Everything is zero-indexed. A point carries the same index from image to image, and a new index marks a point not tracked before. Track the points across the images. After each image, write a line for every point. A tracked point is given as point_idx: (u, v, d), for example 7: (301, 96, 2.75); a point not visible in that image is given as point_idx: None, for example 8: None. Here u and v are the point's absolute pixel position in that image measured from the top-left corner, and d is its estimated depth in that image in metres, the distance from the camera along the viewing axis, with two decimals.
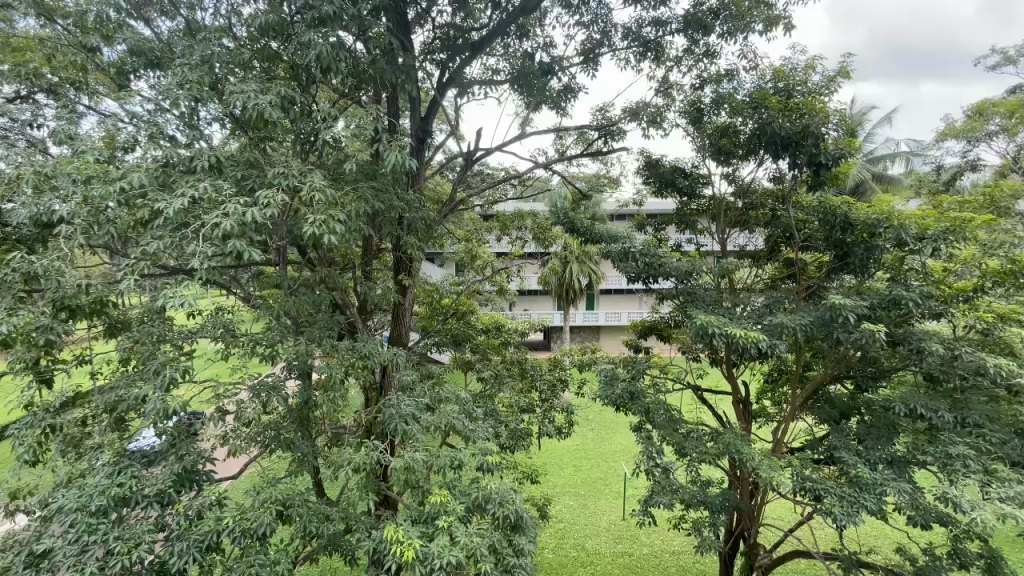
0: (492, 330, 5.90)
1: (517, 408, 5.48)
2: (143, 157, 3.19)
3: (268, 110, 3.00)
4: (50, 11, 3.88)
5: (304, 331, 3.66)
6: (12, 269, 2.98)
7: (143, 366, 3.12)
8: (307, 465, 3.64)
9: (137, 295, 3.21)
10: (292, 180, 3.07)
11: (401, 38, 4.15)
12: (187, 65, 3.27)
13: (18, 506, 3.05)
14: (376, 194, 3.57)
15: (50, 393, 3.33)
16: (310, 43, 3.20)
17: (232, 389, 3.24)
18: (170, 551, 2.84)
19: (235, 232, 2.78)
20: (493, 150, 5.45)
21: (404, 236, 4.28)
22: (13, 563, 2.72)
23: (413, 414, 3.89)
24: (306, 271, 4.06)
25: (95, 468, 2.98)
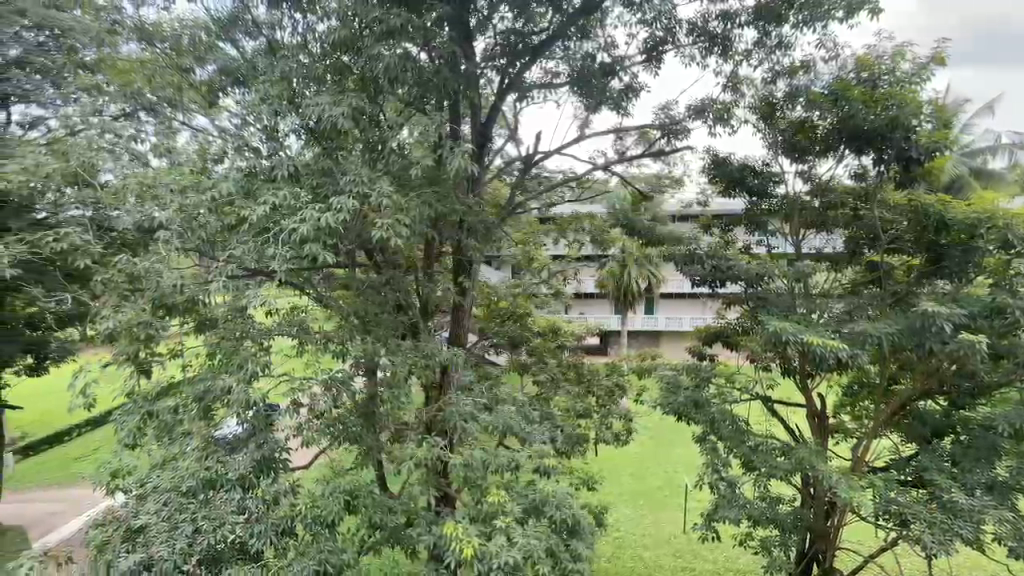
0: (549, 333, 5.86)
1: (573, 413, 5.38)
2: (231, 168, 3.48)
3: (340, 122, 3.28)
4: (151, 35, 4.16)
5: (371, 330, 3.85)
6: (119, 271, 3.35)
7: (227, 361, 3.37)
8: (373, 460, 3.81)
9: (224, 295, 3.48)
10: (363, 187, 3.21)
11: (465, 46, 4.22)
12: (270, 81, 3.60)
13: (122, 487, 3.37)
14: (440, 198, 3.70)
15: (148, 382, 3.65)
16: (379, 56, 3.39)
17: (304, 384, 3.33)
18: (251, 532, 3.15)
19: (311, 236, 3.02)
20: (552, 153, 5.44)
21: (465, 239, 4.38)
22: (114, 536, 3.09)
23: (472, 413, 3.99)
24: (373, 273, 4.25)
25: (186, 452, 3.27)
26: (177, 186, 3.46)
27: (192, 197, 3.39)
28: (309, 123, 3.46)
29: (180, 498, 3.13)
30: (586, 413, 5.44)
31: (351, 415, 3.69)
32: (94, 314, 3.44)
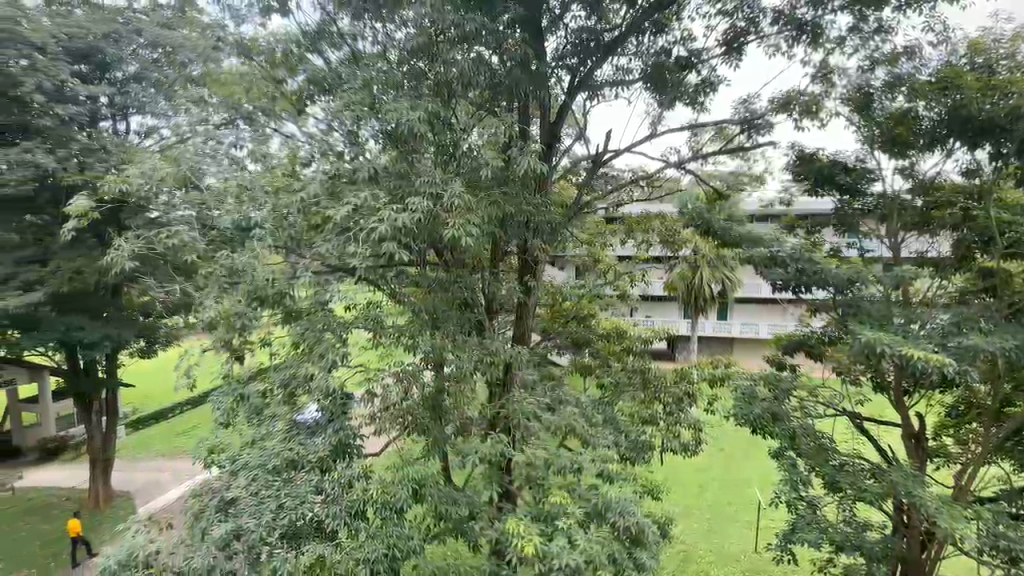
0: (613, 336, 5.70)
1: (639, 419, 5.24)
2: (317, 170, 3.73)
3: (417, 125, 3.38)
4: (249, 49, 4.40)
5: (440, 326, 4.01)
6: (220, 265, 3.69)
7: (309, 351, 3.63)
8: (440, 452, 3.92)
9: (309, 290, 3.74)
10: (437, 188, 3.35)
11: (538, 48, 4.25)
12: (352, 89, 3.76)
13: (217, 462, 3.70)
14: (509, 198, 3.77)
15: (241, 367, 3.99)
16: (455, 61, 3.51)
17: (378, 372, 3.64)
18: (329, 512, 3.30)
19: (389, 235, 3.19)
20: (623, 151, 5.33)
21: (532, 239, 4.40)
22: (210, 505, 3.40)
23: (535, 412, 4.04)
24: (443, 271, 4.38)
25: (273, 433, 3.54)
26: (271, 188, 3.76)
27: (283, 199, 3.67)
28: (387, 127, 3.60)
29: (266, 474, 3.40)
30: (652, 420, 5.28)
31: (421, 408, 3.79)
32: (199, 303, 3.81)
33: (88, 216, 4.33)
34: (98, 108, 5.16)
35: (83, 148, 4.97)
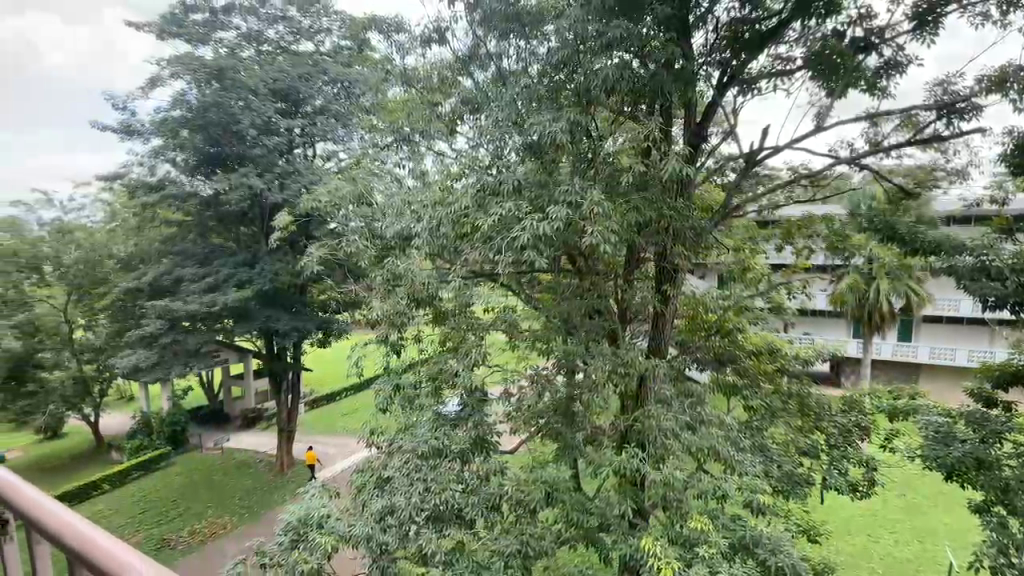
0: (764, 352, 5.06)
1: (795, 448, 4.64)
2: (467, 183, 4.03)
3: (559, 134, 3.45)
4: (412, 79, 4.92)
5: (575, 332, 4.09)
6: (386, 269, 4.20)
7: (456, 348, 4.00)
8: (572, 456, 3.95)
9: (455, 294, 4.05)
10: (575, 197, 3.39)
11: (685, 46, 4.05)
12: (500, 106, 4.02)
13: (376, 441, 4.15)
14: (648, 205, 3.61)
15: (398, 360, 4.44)
16: (598, 69, 3.55)
17: (514, 375, 3.93)
18: (468, 502, 3.53)
19: (530, 243, 3.32)
20: (782, 148, 4.85)
21: (672, 246, 4.14)
22: (371, 479, 3.85)
23: (673, 431, 3.84)
24: (577, 279, 4.43)
25: (422, 423, 3.90)
26: (429, 202, 4.19)
27: (440, 212, 4.04)
28: (532, 139, 3.75)
29: (417, 460, 3.67)
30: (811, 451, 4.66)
31: (552, 412, 3.92)
32: (368, 302, 4.38)
33: (286, 226, 5.20)
34: (293, 139, 6.93)
35: (282, 171, 6.78)
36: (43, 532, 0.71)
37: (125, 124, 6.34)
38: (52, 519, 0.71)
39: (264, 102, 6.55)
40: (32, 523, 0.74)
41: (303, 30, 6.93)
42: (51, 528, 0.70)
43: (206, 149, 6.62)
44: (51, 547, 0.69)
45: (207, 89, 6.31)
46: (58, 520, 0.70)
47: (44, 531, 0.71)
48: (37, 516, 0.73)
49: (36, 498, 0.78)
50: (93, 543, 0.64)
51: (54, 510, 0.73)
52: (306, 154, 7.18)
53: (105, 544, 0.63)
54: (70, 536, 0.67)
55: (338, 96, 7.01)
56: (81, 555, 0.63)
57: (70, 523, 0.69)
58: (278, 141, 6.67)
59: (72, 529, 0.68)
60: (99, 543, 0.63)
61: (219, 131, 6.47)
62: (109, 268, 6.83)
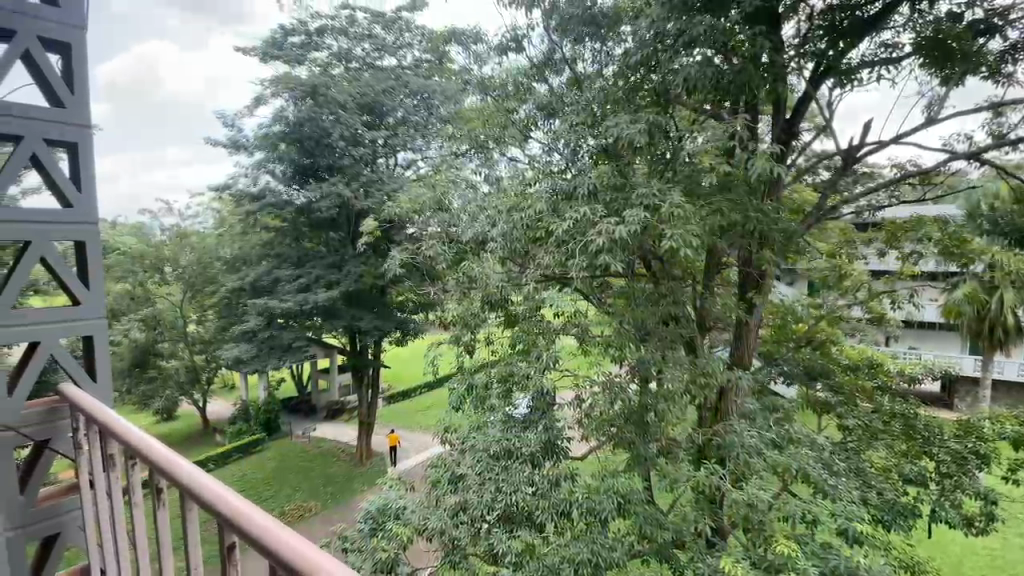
0: (863, 368, 4.75)
1: (898, 475, 4.19)
2: (543, 189, 4.05)
3: (637, 137, 3.36)
4: (487, 87, 5.02)
5: (650, 339, 3.97)
6: (463, 273, 4.32)
7: (528, 351, 4.04)
8: (643, 468, 3.82)
9: (527, 297, 4.08)
10: (654, 199, 3.31)
11: (774, 39, 3.82)
12: (576, 109, 4.02)
13: (448, 440, 4.24)
14: (733, 206, 3.46)
15: (469, 361, 4.54)
16: (680, 68, 3.46)
17: (586, 380, 3.89)
18: (540, 505, 3.54)
19: (606, 248, 3.27)
20: (885, 143, 4.41)
21: (759, 250, 4.03)
22: (444, 476, 3.96)
23: (757, 448, 3.64)
24: (652, 285, 4.33)
25: (493, 423, 3.96)
26: (504, 207, 4.27)
27: (514, 216, 4.10)
28: (607, 141, 3.69)
29: (489, 459, 3.80)
30: (917, 479, 4.20)
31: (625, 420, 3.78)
32: (444, 304, 4.52)
33: (370, 231, 5.52)
34: (376, 149, 7.39)
35: (367, 180, 7.30)
36: (195, 499, 0.81)
37: (234, 141, 6.75)
38: (202, 490, 0.80)
39: (351, 116, 7.06)
40: (187, 490, 0.83)
41: (387, 46, 7.40)
42: (203, 497, 0.79)
43: (301, 161, 7.32)
44: (203, 512, 0.78)
45: (303, 105, 6.88)
46: (207, 491, 0.79)
47: (197, 498, 0.80)
48: (191, 486, 0.82)
49: (184, 468, 0.87)
50: (244, 514, 0.72)
51: (203, 479, 0.82)
52: (388, 164, 7.63)
53: (255, 519, 0.71)
54: (221, 503, 0.76)
55: (417, 108, 7.45)
56: (233, 522, 0.72)
57: (220, 489, 0.78)
58: (363, 152, 7.16)
59: (221, 497, 0.77)
60: (251, 517, 0.71)
61: (312, 144, 7.04)
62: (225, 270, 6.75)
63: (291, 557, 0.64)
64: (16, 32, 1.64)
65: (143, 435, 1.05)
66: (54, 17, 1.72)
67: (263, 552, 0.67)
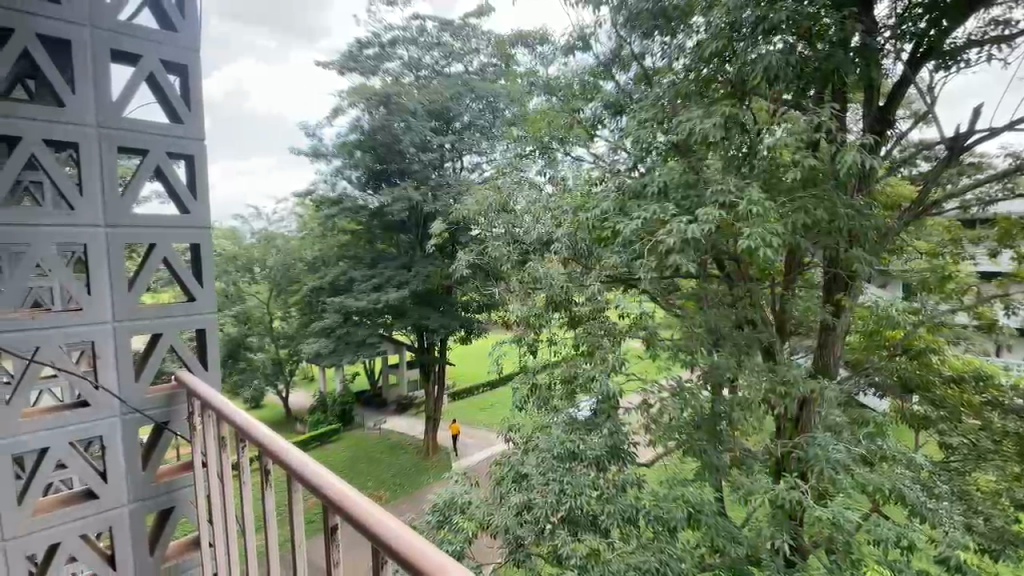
0: (969, 380, 4.14)
1: (1014, 503, 3.72)
2: (611, 188, 3.94)
3: (712, 132, 3.22)
4: (553, 87, 5.00)
5: (722, 344, 3.78)
6: (527, 273, 4.32)
7: (592, 353, 3.98)
8: (713, 476, 3.70)
9: (591, 298, 4.04)
10: (731, 196, 3.16)
11: (867, 21, 3.52)
12: (645, 106, 3.93)
13: (512, 438, 4.28)
14: (819, 203, 3.22)
15: (532, 361, 4.55)
16: (757, 58, 3.25)
17: (653, 384, 3.79)
18: (605, 510, 3.47)
19: (677, 247, 3.14)
20: (996, 131, 3.94)
21: (848, 250, 3.70)
22: (508, 474, 3.99)
23: (844, 464, 3.37)
24: (725, 287, 4.16)
25: (557, 424, 3.93)
26: (570, 207, 4.25)
27: (580, 216, 4.06)
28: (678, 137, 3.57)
29: (553, 460, 3.74)
30: None
31: (695, 428, 3.62)
32: (508, 304, 4.57)
33: (438, 233, 5.71)
34: (444, 154, 7.62)
35: (435, 184, 7.51)
36: (301, 483, 0.88)
37: (315, 150, 7.69)
38: (307, 474, 0.86)
39: (421, 122, 7.32)
40: (294, 474, 0.90)
41: (455, 53, 7.61)
42: (309, 480, 0.85)
43: (374, 167, 7.56)
44: (311, 495, 0.84)
45: (377, 114, 7.24)
46: (312, 476, 0.85)
47: (303, 481, 0.87)
48: (297, 470, 0.89)
49: (291, 453, 0.94)
50: (347, 499, 0.78)
51: (307, 463, 0.89)
52: (454, 167, 7.85)
53: (357, 505, 0.76)
54: (326, 488, 0.81)
55: (483, 112, 7.59)
56: (338, 505, 0.78)
57: (323, 473, 0.84)
58: (432, 157, 7.39)
59: (326, 483, 0.83)
60: (355, 501, 0.77)
61: (385, 151, 7.38)
62: (299, 270, 8.19)
63: (397, 544, 0.68)
64: (140, 56, 1.52)
65: (250, 423, 1.14)
66: (188, 42, 1.63)
67: (368, 534, 0.72)
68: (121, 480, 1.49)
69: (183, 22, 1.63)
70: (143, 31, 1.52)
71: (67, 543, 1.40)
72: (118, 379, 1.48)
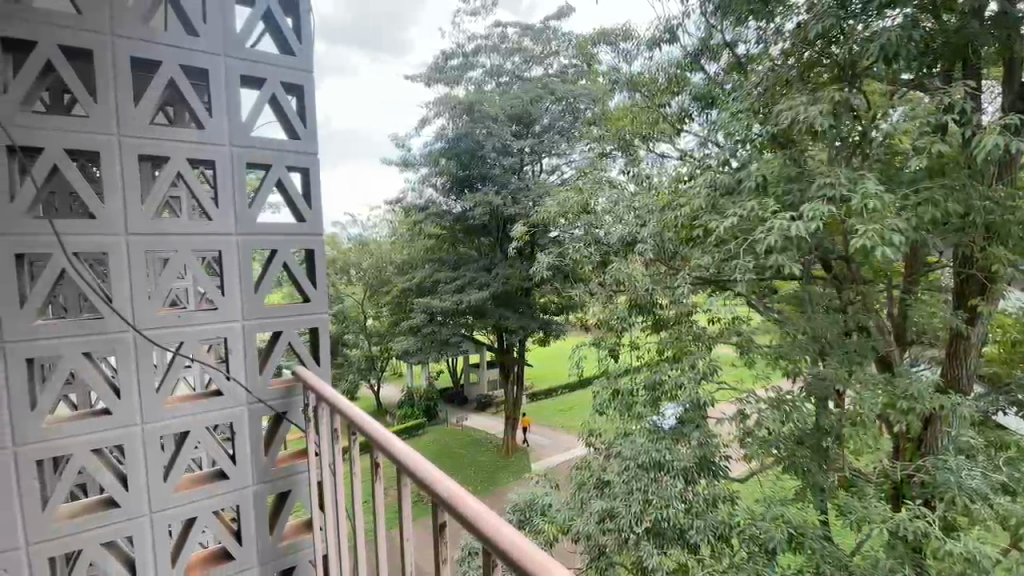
0: None
1: None
2: (701, 183, 3.68)
3: (820, 120, 2.92)
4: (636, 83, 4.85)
5: (826, 356, 3.43)
6: (610, 276, 4.18)
7: (679, 358, 3.84)
8: (817, 498, 3.41)
9: (677, 301, 3.87)
10: (841, 190, 2.86)
11: None
12: (742, 96, 3.68)
13: (593, 443, 4.20)
14: (949, 195, 2.85)
15: (614, 365, 4.44)
16: (873, 35, 2.94)
17: (747, 392, 3.58)
18: (694, 524, 3.31)
19: (778, 246, 2.92)
20: None
21: (985, 248, 3.22)
22: (589, 480, 3.90)
23: (981, 493, 2.94)
24: (831, 289, 3.81)
25: (639, 431, 3.78)
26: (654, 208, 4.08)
27: (666, 216, 3.90)
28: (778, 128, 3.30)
29: (637, 469, 3.59)
30: None
31: (795, 444, 3.35)
32: (591, 306, 4.51)
33: (520, 236, 5.79)
34: (524, 157, 7.71)
35: (516, 188, 7.57)
36: (414, 478, 0.91)
37: (405, 159, 8.18)
38: (421, 471, 0.89)
39: (502, 128, 7.47)
40: (406, 468, 0.93)
41: (535, 57, 7.68)
42: (422, 477, 0.88)
43: (458, 173, 7.80)
44: (423, 491, 0.87)
45: (460, 122, 7.51)
46: (423, 472, 0.88)
47: (415, 476, 0.90)
48: (411, 465, 0.92)
49: (402, 447, 0.98)
50: (456, 496, 0.79)
51: (420, 460, 0.92)
52: (534, 170, 7.91)
53: (466, 504, 0.77)
54: (436, 484, 0.84)
55: (562, 113, 7.58)
56: (451, 506, 0.79)
57: (435, 472, 0.87)
58: (513, 161, 7.50)
59: (436, 479, 0.85)
60: (467, 501, 0.77)
61: (468, 158, 7.62)
62: (390, 272, 8.71)
63: (513, 548, 0.67)
64: (265, 79, 1.65)
65: (363, 416, 1.20)
66: (298, 64, 1.71)
67: (481, 536, 0.72)
68: (247, 465, 1.62)
69: (300, 45, 1.73)
70: (264, 56, 1.64)
71: (202, 519, 1.53)
72: (246, 371, 1.62)
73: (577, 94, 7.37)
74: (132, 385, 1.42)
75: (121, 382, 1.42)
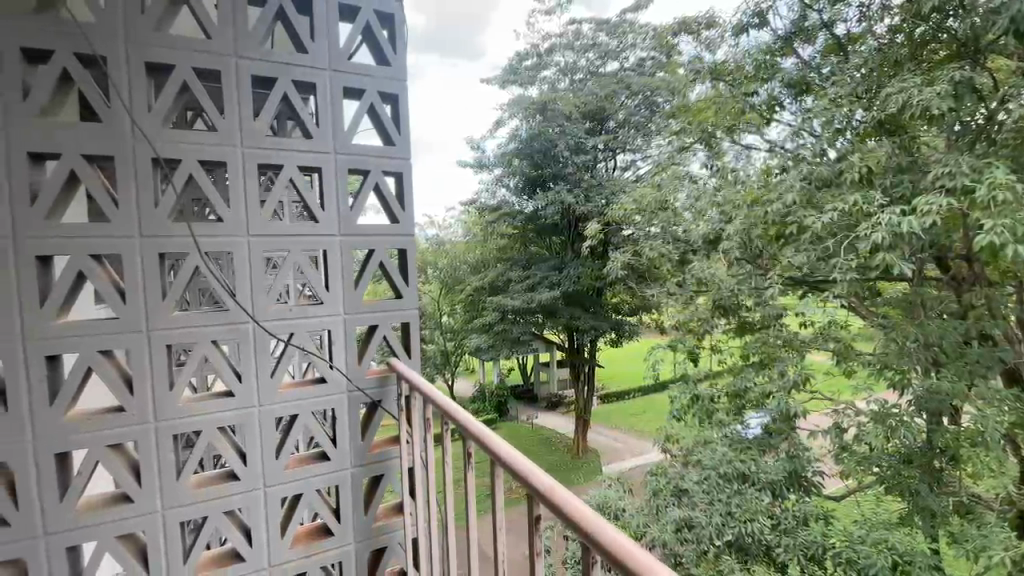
0: None
1: None
2: (792, 174, 3.32)
3: (936, 104, 2.64)
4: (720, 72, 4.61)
5: (942, 364, 3.05)
6: (691, 275, 4.00)
7: (766, 363, 3.65)
8: (927, 524, 3.09)
9: (765, 302, 3.65)
10: (963, 181, 2.58)
11: None
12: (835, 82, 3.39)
13: (670, 449, 4.07)
14: None
15: (693, 369, 4.26)
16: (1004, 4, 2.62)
17: (843, 402, 3.41)
18: (782, 542, 3.17)
19: (884, 244, 2.67)
20: None
21: None
22: (665, 487, 3.77)
23: None
24: (947, 291, 3.41)
25: (721, 442, 3.70)
26: (738, 203, 3.84)
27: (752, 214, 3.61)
28: (886, 112, 2.96)
29: (718, 479, 3.51)
30: None
31: (897, 461, 3.12)
32: (669, 306, 4.37)
33: (594, 234, 5.71)
34: (598, 154, 7.61)
35: (589, 186, 7.50)
36: (508, 470, 0.93)
37: (479, 159, 8.37)
38: (515, 463, 0.91)
39: (577, 126, 7.46)
40: (500, 459, 0.96)
41: (610, 52, 7.51)
42: (517, 469, 0.90)
43: (530, 173, 7.85)
44: (517, 483, 0.89)
45: (533, 121, 7.56)
46: (518, 465, 0.90)
47: (509, 468, 0.92)
48: (505, 457, 0.94)
49: (495, 440, 1.00)
50: (553, 492, 0.80)
51: (513, 453, 0.94)
52: (608, 167, 7.78)
53: (563, 499, 0.77)
54: (532, 479, 0.85)
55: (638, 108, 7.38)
56: (547, 500, 0.80)
57: (530, 465, 0.88)
58: (586, 158, 7.44)
59: (530, 472, 0.86)
60: (563, 496, 0.78)
61: (540, 157, 7.66)
62: (464, 271, 8.96)
63: (614, 547, 0.66)
64: (364, 89, 1.76)
65: (456, 407, 1.24)
66: (394, 74, 1.81)
67: (578, 531, 0.73)
68: (346, 449, 1.74)
69: (394, 55, 1.82)
70: (363, 67, 1.75)
71: (308, 496, 1.67)
72: (345, 362, 1.74)
73: (652, 87, 7.12)
74: (251, 370, 1.58)
75: (243, 367, 1.58)
